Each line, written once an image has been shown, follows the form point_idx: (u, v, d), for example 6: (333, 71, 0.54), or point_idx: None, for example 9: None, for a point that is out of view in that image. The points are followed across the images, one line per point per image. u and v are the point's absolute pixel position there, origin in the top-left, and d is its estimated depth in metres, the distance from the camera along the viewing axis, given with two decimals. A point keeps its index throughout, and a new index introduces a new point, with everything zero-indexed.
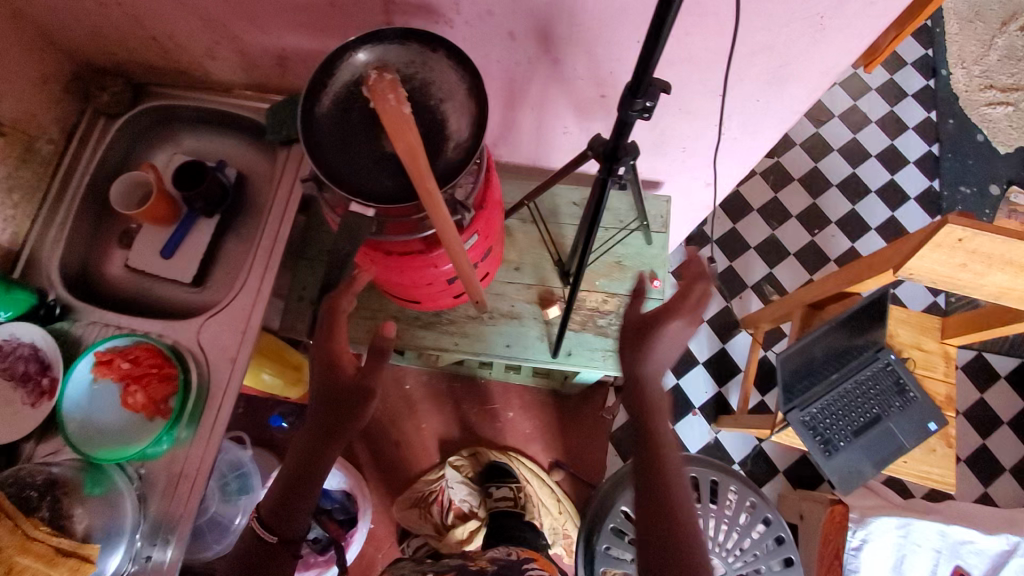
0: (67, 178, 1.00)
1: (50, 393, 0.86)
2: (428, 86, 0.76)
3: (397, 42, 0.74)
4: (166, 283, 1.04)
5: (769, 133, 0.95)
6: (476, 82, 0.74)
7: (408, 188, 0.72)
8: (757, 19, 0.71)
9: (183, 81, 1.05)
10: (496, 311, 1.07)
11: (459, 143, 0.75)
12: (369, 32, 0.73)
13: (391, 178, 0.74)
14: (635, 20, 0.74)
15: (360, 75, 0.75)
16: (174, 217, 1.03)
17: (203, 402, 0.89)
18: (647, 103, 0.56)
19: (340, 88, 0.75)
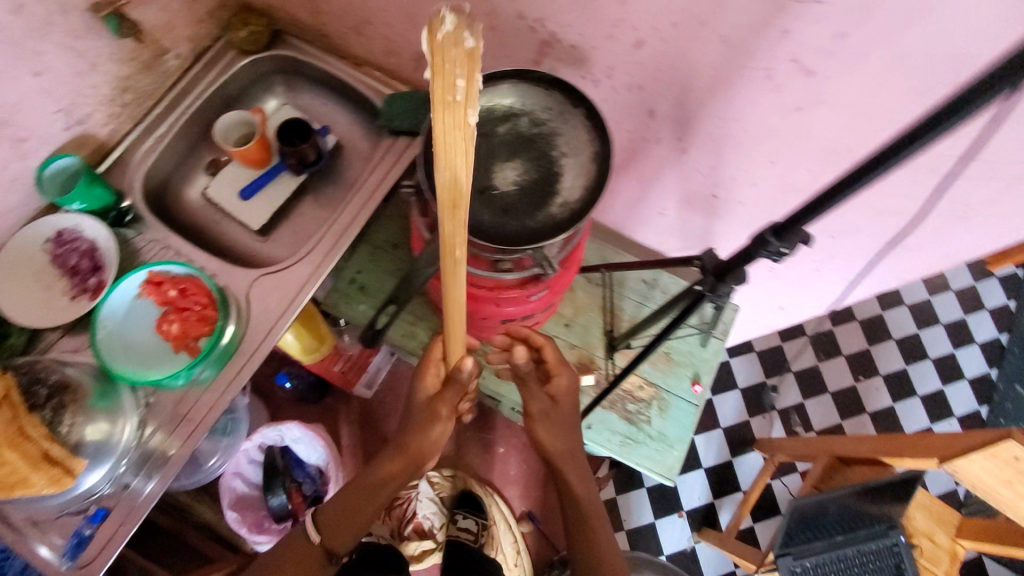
0: (181, 96, 1.03)
1: (92, 293, 0.88)
2: (556, 137, 0.75)
3: (543, 86, 0.74)
4: (234, 222, 1.08)
5: (872, 277, 0.93)
6: (604, 150, 0.72)
7: (502, 229, 0.71)
8: (902, 185, 0.69)
9: (320, 43, 1.07)
10: None
11: (566, 202, 0.73)
12: (521, 69, 0.73)
13: (489, 212, 0.72)
14: (780, 142, 0.72)
15: (496, 105, 0.75)
16: (263, 164, 1.08)
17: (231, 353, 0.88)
18: (787, 249, 0.52)
19: (474, 110, 0.75)
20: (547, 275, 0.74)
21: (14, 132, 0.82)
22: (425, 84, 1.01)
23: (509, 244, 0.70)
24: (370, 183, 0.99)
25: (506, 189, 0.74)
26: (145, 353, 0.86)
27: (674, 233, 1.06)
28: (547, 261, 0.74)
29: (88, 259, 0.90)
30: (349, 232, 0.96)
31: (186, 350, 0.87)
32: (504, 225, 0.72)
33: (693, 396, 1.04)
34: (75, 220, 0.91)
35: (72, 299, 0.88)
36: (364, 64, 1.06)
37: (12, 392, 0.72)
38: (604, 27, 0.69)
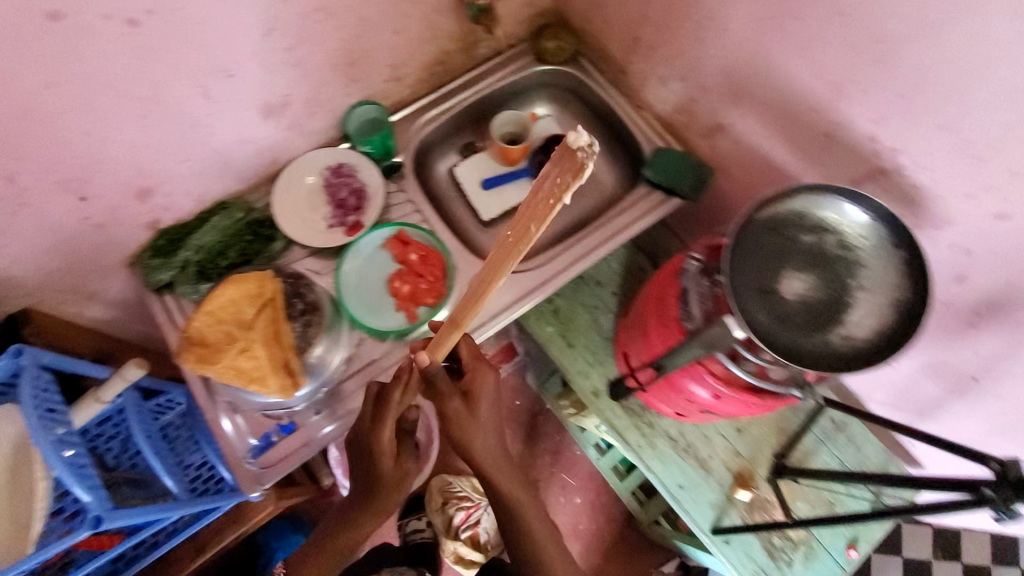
0: (474, 81, 1.10)
1: (347, 228, 0.96)
2: (859, 268, 0.72)
3: (869, 215, 0.70)
4: (466, 205, 1.12)
5: None
6: (914, 305, 0.67)
7: (777, 340, 0.68)
8: None
9: (610, 74, 1.09)
10: (692, 449, 1.00)
11: (847, 337, 0.70)
12: (856, 190, 0.70)
13: (768, 317, 0.70)
14: None
15: (811, 214, 0.73)
16: (514, 165, 1.12)
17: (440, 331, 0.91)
18: None
19: (786, 210, 0.73)
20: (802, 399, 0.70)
21: (354, 71, 0.90)
22: (701, 150, 1.01)
23: (782, 356, 0.68)
24: (614, 225, 1.00)
25: (791, 299, 0.71)
26: (372, 300, 0.92)
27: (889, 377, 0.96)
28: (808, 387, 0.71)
29: (354, 198, 0.98)
30: (578, 264, 0.97)
31: (406, 311, 0.91)
32: (780, 334, 0.69)
33: (844, 559, 0.97)
34: (355, 160, 0.99)
35: (329, 227, 0.97)
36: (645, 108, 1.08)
37: (276, 298, 0.77)
38: (968, 186, 0.66)
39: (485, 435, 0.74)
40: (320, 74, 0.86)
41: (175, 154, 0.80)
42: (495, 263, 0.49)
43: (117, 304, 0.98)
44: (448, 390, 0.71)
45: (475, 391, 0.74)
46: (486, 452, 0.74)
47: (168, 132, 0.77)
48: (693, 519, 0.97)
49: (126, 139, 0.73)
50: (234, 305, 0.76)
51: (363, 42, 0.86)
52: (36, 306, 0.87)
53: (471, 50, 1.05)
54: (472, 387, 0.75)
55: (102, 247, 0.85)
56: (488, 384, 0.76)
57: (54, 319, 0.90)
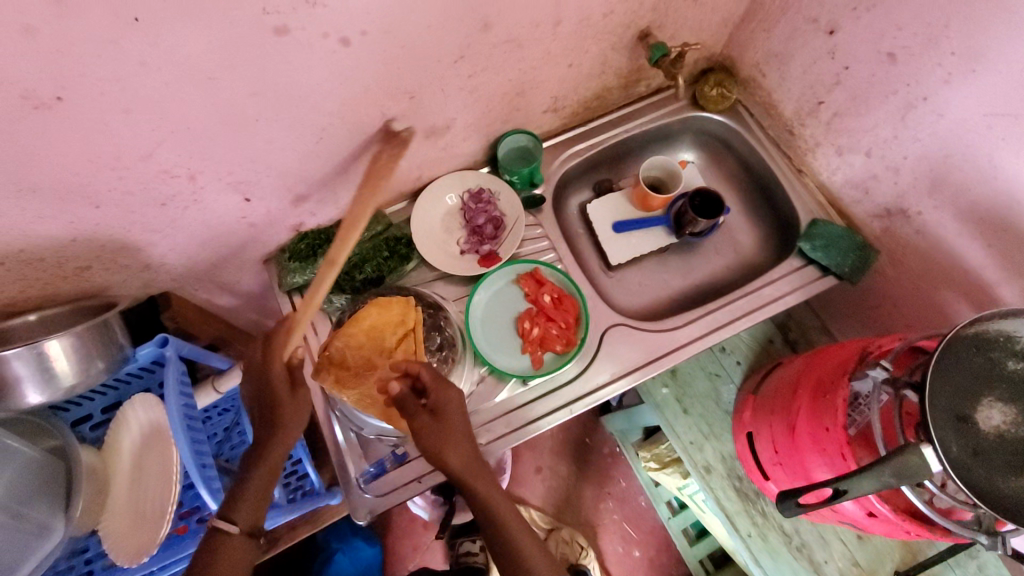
0: (625, 119, 1.05)
1: (480, 257, 0.94)
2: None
3: None
4: (593, 244, 1.08)
5: None
6: None
7: (972, 478, 0.60)
8: None
9: (773, 132, 1.02)
10: (806, 549, 0.93)
11: None
12: None
13: (962, 448, 0.62)
14: None
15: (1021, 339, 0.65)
16: (652, 212, 1.07)
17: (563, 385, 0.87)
18: None
19: (993, 330, 0.66)
20: (991, 549, 0.60)
21: (519, 101, 0.87)
22: (867, 231, 0.93)
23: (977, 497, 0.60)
24: (759, 296, 0.93)
25: (989, 431, 0.63)
26: (500, 338, 0.90)
27: None
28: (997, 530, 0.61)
29: (492, 227, 0.94)
30: (716, 333, 0.91)
31: (532, 356, 0.88)
32: (975, 470, 0.61)
33: None
34: (498, 188, 0.96)
35: (462, 253, 0.94)
36: (807, 174, 1.00)
37: (417, 327, 0.76)
38: None
39: (460, 449, 0.70)
40: (488, 102, 0.83)
41: (337, 165, 0.79)
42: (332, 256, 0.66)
43: (243, 296, 0.99)
44: (413, 410, 0.69)
45: (442, 403, 0.70)
46: (462, 464, 0.69)
47: (339, 145, 0.76)
48: None
49: (301, 149, 0.73)
50: (377, 329, 0.76)
51: (537, 74, 0.83)
52: (177, 290, 0.88)
53: (630, 88, 1.00)
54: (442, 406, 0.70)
55: (247, 243, 0.85)
56: (456, 400, 0.71)
57: (188, 305, 0.91)
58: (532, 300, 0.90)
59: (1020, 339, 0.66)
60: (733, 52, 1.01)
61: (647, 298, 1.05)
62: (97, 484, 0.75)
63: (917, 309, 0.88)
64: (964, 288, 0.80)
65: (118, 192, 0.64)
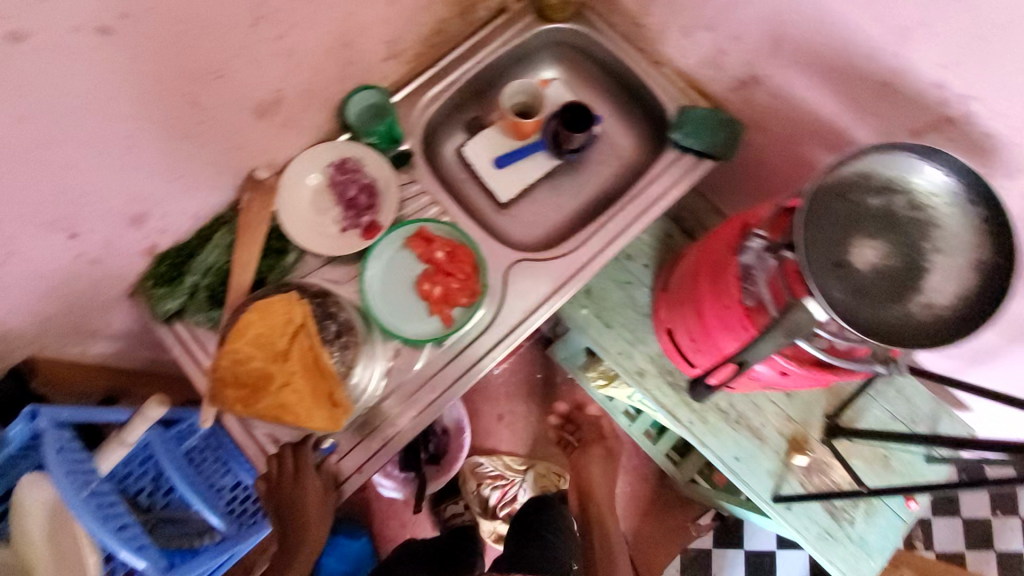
0: (476, 49, 0.99)
1: (360, 230, 0.88)
2: (933, 229, 0.67)
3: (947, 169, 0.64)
4: (480, 186, 1.05)
5: None
6: (1003, 267, 0.63)
7: (857, 315, 0.64)
8: None
9: (624, 28, 1.00)
10: (744, 419, 0.99)
11: (930, 306, 0.65)
12: (931, 146, 0.64)
13: (845, 292, 0.66)
14: None
15: (875, 174, 0.68)
16: (528, 139, 1.04)
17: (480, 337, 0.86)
18: None
19: (850, 172, 0.68)
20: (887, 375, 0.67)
21: (351, 55, 0.81)
22: (732, 105, 0.93)
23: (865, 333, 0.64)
24: (648, 196, 0.93)
25: (864, 270, 0.67)
26: (405, 308, 0.86)
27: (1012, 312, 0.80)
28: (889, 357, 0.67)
29: (365, 195, 0.89)
30: (615, 244, 0.91)
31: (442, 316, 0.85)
32: (861, 309, 0.65)
33: (904, 511, 0.97)
34: (360, 153, 0.90)
35: (342, 231, 0.89)
36: (665, 63, 0.99)
37: (307, 322, 0.71)
38: None
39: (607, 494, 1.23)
40: (315, 63, 0.76)
41: (166, 172, 0.71)
42: (241, 266, 0.81)
43: (122, 338, 0.90)
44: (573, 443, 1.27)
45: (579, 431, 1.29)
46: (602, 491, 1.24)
47: (158, 149, 0.68)
48: (753, 490, 0.96)
49: (113, 165, 0.64)
50: (265, 336, 0.71)
51: (358, 21, 0.76)
52: (39, 353, 0.79)
53: (469, 14, 0.95)
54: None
55: (98, 282, 0.77)
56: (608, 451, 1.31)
57: (58, 364, 0.82)
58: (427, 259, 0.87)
59: (876, 175, 0.68)
60: None
61: (546, 226, 1.04)
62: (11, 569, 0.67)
63: (792, 171, 0.91)
64: (823, 137, 0.82)
65: None
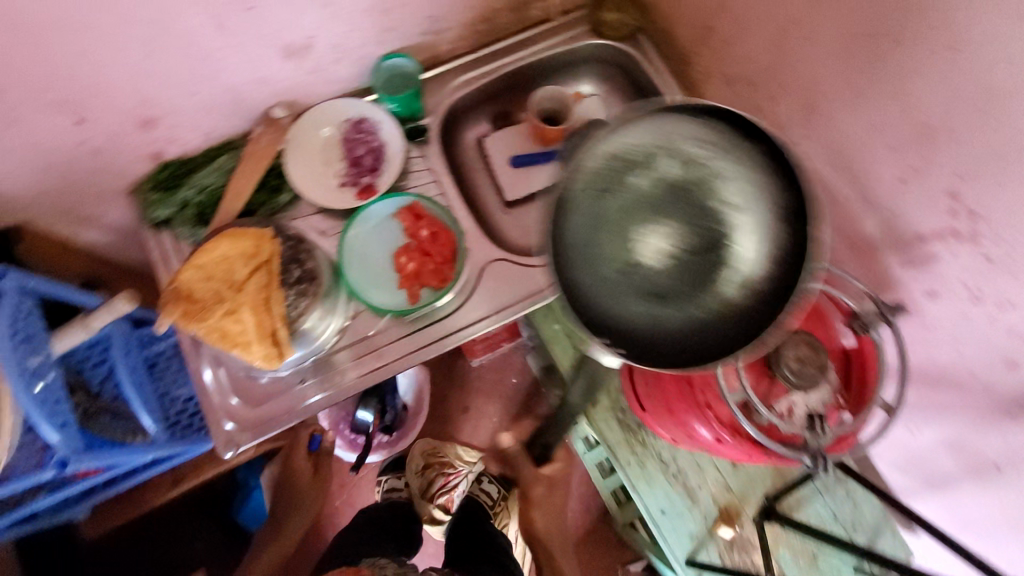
0: (521, 46, 1.00)
1: (358, 189, 0.90)
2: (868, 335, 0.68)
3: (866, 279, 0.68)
4: (491, 180, 1.05)
5: None
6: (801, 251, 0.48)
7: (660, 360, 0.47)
8: None
9: (672, 62, 0.99)
10: (681, 476, 0.97)
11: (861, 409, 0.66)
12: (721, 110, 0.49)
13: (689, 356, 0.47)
14: None
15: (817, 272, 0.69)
16: (549, 145, 1.03)
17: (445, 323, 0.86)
18: None
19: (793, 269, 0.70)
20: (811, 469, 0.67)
21: (391, 20, 0.82)
22: None
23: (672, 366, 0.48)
24: None
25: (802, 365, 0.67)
26: (376, 278, 0.87)
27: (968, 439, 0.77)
28: (820, 452, 0.67)
29: (371, 158, 0.91)
30: None
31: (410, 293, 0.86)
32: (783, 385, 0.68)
33: None
34: (379, 117, 0.92)
35: (340, 185, 0.90)
36: (704, 106, 0.97)
37: (271, 259, 0.75)
38: None
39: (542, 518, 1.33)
40: (353, 19, 0.78)
41: (184, 86, 0.74)
42: (235, 193, 0.84)
43: (115, 232, 0.94)
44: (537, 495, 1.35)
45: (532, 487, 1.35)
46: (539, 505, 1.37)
47: (180, 62, 0.70)
48: (669, 547, 0.95)
49: (133, 65, 0.67)
50: (229, 260, 0.74)
51: None
52: (30, 223, 0.83)
53: (523, 10, 0.95)
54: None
55: (100, 171, 0.80)
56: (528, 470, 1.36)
57: (46, 240, 0.86)
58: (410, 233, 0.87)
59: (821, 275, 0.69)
60: None
61: (544, 235, 1.03)
62: None
63: None
64: (832, 218, 0.80)
65: None
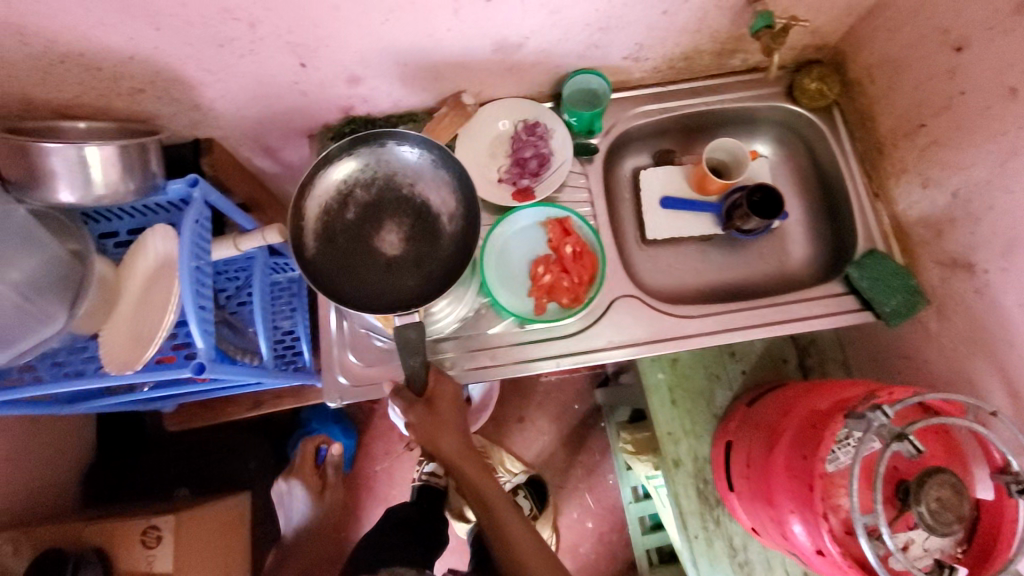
0: (708, 91, 0.98)
1: (517, 190, 0.91)
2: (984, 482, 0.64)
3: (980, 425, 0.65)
4: (636, 212, 1.03)
5: None
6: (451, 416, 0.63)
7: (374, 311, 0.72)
8: None
9: (861, 147, 0.94)
10: (746, 569, 0.92)
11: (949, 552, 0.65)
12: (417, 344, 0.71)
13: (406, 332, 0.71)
14: None
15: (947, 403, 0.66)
16: (705, 195, 1.01)
17: (400, 305, 0.72)
18: None
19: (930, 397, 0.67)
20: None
21: (599, 39, 0.82)
22: (927, 277, 0.85)
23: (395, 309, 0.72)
24: (786, 311, 0.88)
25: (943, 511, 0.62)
26: (342, 243, 0.74)
27: None
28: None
29: (536, 162, 0.92)
30: (728, 335, 0.87)
31: (373, 262, 0.74)
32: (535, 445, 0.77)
33: None
34: (554, 125, 0.92)
35: (500, 180, 0.92)
36: (883, 201, 0.92)
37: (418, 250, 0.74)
38: None
39: None
40: (567, 31, 0.79)
41: (397, 54, 0.77)
42: None
43: (282, 165, 1.00)
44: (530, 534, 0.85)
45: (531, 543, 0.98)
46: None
47: (403, 33, 0.73)
48: None
49: (365, 26, 0.71)
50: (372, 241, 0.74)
51: (625, 13, 0.77)
52: (221, 140, 0.89)
53: (723, 58, 0.93)
54: (437, 395, 0.76)
55: (296, 110, 0.85)
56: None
57: (228, 158, 0.92)
58: (389, 198, 0.75)
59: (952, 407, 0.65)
60: (845, 47, 0.92)
61: (672, 281, 1.01)
62: (106, 293, 0.79)
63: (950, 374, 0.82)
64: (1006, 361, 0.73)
65: (179, 20, 0.64)
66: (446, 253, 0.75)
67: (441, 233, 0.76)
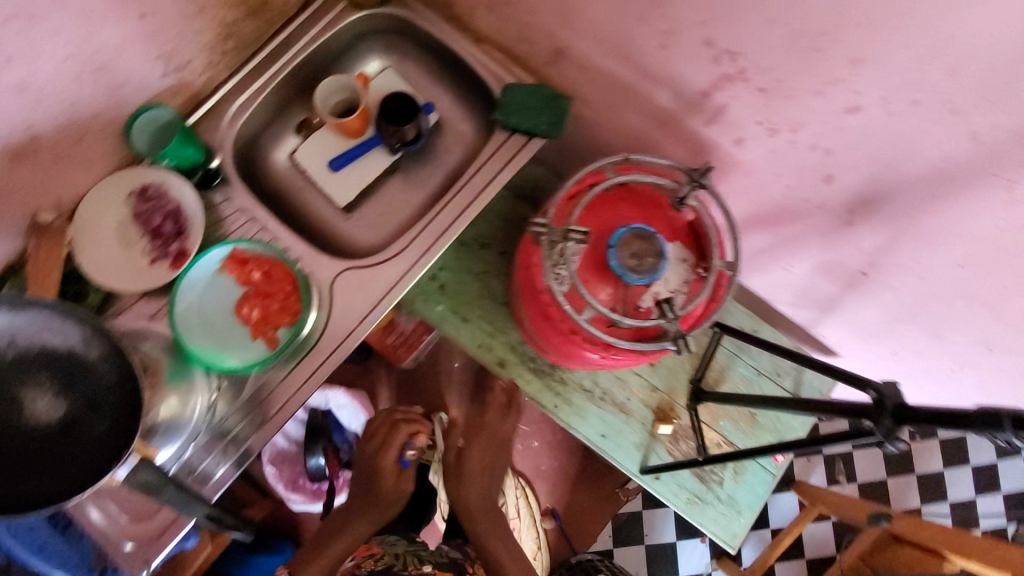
0: (283, 46, 0.92)
1: (172, 259, 0.83)
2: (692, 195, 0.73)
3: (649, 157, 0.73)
4: (320, 193, 0.99)
5: None
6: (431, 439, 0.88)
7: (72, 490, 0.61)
8: None
9: (438, 7, 0.95)
10: (610, 396, 0.99)
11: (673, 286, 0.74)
12: None
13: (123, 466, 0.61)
14: None
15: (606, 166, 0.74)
16: (358, 136, 0.98)
17: (97, 463, 0.62)
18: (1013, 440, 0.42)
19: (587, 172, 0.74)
20: (679, 351, 0.71)
21: (113, 77, 0.75)
22: (552, 76, 0.90)
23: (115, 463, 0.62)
24: (479, 182, 0.91)
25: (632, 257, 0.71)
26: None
27: (837, 248, 0.78)
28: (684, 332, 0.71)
29: (171, 223, 0.84)
30: (444, 239, 0.88)
31: (40, 443, 0.62)
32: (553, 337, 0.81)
33: (772, 464, 0.99)
34: (162, 177, 0.84)
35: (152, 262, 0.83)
36: (487, 40, 0.95)
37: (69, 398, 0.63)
38: (815, 83, 0.58)
39: None
40: (63, 96, 0.71)
41: None
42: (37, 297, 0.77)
43: None
44: None
45: None
46: None
47: None
48: (621, 464, 0.99)
49: None
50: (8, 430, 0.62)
51: (101, 41, 0.70)
52: None
53: (264, 13, 0.88)
54: None
55: None
56: None
57: None
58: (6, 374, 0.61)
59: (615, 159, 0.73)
60: None
61: (391, 225, 0.99)
62: None
63: (622, 135, 0.89)
64: (633, 103, 0.81)
65: None
66: (108, 378, 0.64)
67: (85, 364, 0.63)
